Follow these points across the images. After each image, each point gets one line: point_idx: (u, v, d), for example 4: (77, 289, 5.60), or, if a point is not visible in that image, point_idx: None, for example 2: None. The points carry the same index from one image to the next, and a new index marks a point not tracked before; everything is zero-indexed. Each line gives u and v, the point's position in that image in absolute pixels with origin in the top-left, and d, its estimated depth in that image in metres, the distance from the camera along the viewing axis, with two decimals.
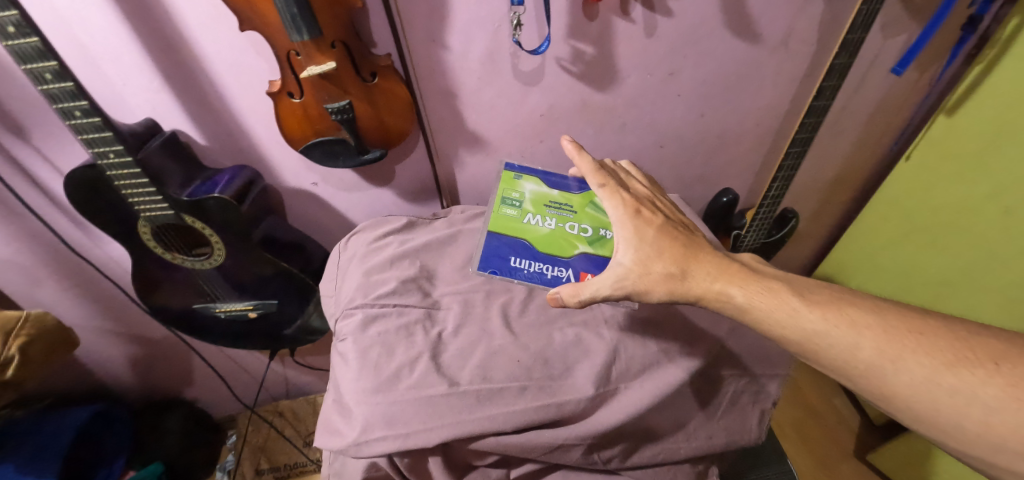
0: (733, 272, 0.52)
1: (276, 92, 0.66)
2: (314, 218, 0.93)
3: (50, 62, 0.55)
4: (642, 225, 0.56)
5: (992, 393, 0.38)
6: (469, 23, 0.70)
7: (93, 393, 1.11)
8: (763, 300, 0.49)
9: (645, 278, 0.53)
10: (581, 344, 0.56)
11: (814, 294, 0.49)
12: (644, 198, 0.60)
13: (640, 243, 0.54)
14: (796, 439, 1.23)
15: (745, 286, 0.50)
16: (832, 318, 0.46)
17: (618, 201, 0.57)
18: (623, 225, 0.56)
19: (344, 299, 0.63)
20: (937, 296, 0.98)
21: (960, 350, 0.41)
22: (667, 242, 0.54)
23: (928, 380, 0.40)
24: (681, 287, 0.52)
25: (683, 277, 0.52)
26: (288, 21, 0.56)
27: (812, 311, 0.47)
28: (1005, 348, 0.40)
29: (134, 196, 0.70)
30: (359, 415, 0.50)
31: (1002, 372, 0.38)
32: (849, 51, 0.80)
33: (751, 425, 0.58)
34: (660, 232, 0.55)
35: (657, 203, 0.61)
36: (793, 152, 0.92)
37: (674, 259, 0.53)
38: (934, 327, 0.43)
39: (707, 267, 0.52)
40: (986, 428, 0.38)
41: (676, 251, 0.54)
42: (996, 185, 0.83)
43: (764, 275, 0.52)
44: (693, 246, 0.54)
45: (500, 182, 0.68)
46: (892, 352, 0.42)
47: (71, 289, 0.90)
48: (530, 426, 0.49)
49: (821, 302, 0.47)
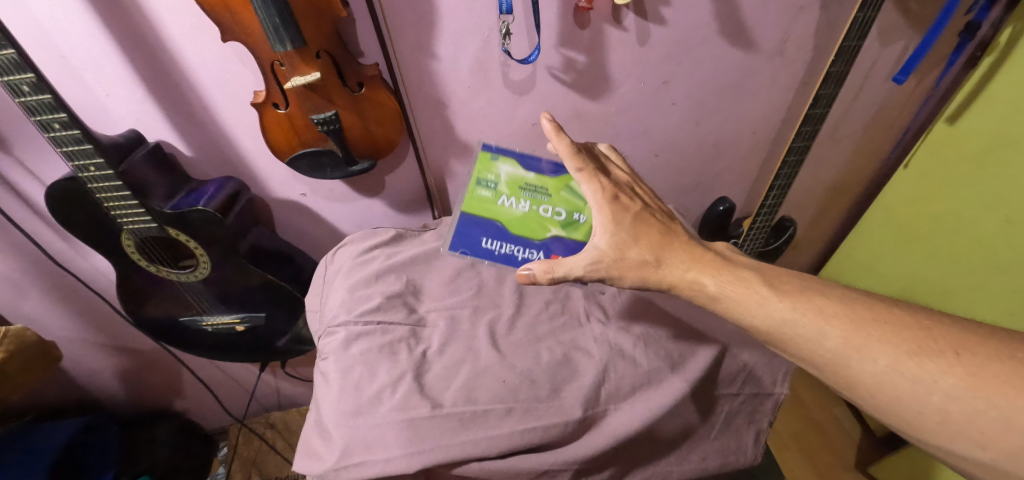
0: (706, 260, 0.51)
1: (261, 103, 0.64)
2: (302, 229, 0.91)
3: (26, 74, 0.54)
4: (619, 210, 0.53)
5: (951, 382, 0.36)
6: (458, 32, 0.69)
7: (81, 405, 1.09)
8: (735, 289, 0.47)
9: (619, 263, 0.52)
10: (569, 363, 0.54)
11: (784, 282, 0.47)
12: (623, 184, 0.58)
13: (616, 228, 0.52)
14: (797, 450, 1.21)
15: (718, 276, 0.49)
16: (800, 308, 0.44)
17: (595, 185, 0.55)
18: (601, 210, 0.53)
19: (328, 316, 0.61)
20: (937, 302, 0.95)
21: (922, 339, 0.39)
22: (644, 229, 0.53)
23: (889, 368, 0.39)
24: (655, 274, 0.51)
25: (657, 265, 0.51)
26: (269, 32, 0.55)
27: (781, 300, 0.45)
28: (967, 337, 0.38)
29: (116, 209, 0.68)
30: (339, 439, 0.48)
31: (962, 361, 0.37)
32: (845, 59, 0.78)
33: (747, 446, 0.55)
34: (637, 219, 0.53)
35: (636, 189, 0.59)
36: (790, 161, 0.90)
37: (649, 246, 0.52)
38: (899, 316, 0.41)
39: (680, 255, 0.51)
40: (943, 416, 0.37)
41: (652, 238, 0.52)
42: (996, 194, 0.81)
43: (737, 264, 0.50)
44: (668, 234, 0.53)
45: (475, 163, 0.63)
46: (857, 341, 0.41)
47: (57, 301, 0.88)
48: (515, 451, 0.47)
49: (792, 292, 0.46)
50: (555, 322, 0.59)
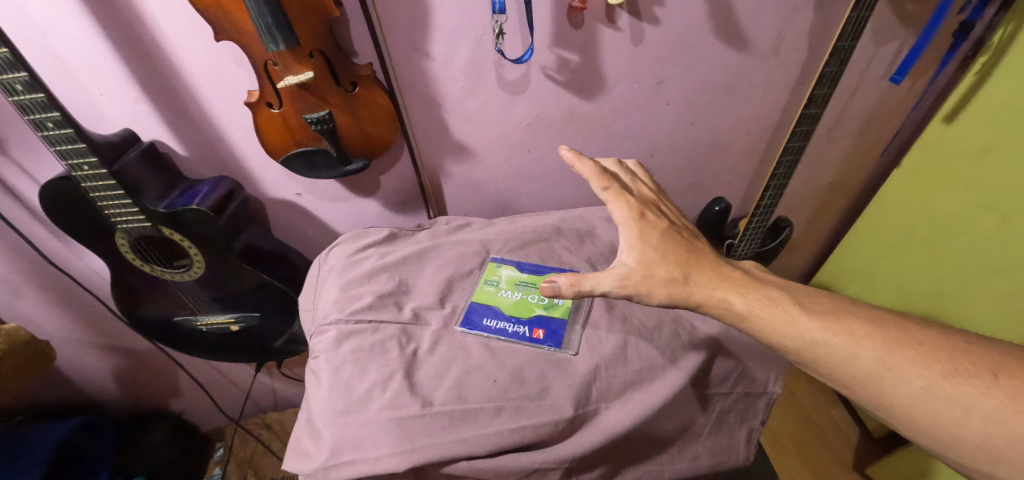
0: (733, 279, 0.50)
1: (255, 102, 0.64)
2: (298, 229, 0.91)
3: (20, 73, 0.54)
4: (647, 228, 0.52)
5: (991, 405, 0.37)
6: (451, 32, 0.69)
7: (76, 406, 1.09)
8: (764, 307, 0.47)
9: (647, 280, 0.49)
10: (561, 362, 0.54)
11: (813, 302, 0.47)
12: (649, 202, 0.57)
13: (643, 244, 0.51)
14: (795, 453, 1.20)
15: (745, 294, 0.48)
16: (831, 328, 0.44)
17: (622, 202, 0.53)
18: (627, 227, 0.52)
19: (319, 314, 0.61)
20: (932, 305, 0.95)
21: (958, 361, 0.40)
22: (670, 246, 0.51)
23: (925, 389, 0.40)
24: (683, 291, 0.49)
25: (685, 282, 0.49)
26: (262, 31, 0.55)
27: (811, 320, 0.45)
28: (1004, 359, 0.39)
29: (110, 208, 0.68)
30: (328, 438, 0.48)
31: (1001, 383, 0.38)
32: (839, 59, 0.78)
33: (740, 445, 0.55)
34: (665, 236, 0.52)
35: (662, 208, 0.57)
36: (785, 161, 0.90)
37: (677, 263, 0.50)
38: (932, 337, 0.43)
39: (708, 273, 0.50)
40: (984, 440, 0.37)
41: (679, 255, 0.51)
42: (993, 193, 0.81)
43: (765, 283, 0.50)
44: (696, 252, 0.52)
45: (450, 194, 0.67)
46: (891, 362, 0.42)
47: (52, 301, 0.88)
48: (503, 450, 0.47)
49: (822, 312, 0.46)
50: (547, 322, 0.59)
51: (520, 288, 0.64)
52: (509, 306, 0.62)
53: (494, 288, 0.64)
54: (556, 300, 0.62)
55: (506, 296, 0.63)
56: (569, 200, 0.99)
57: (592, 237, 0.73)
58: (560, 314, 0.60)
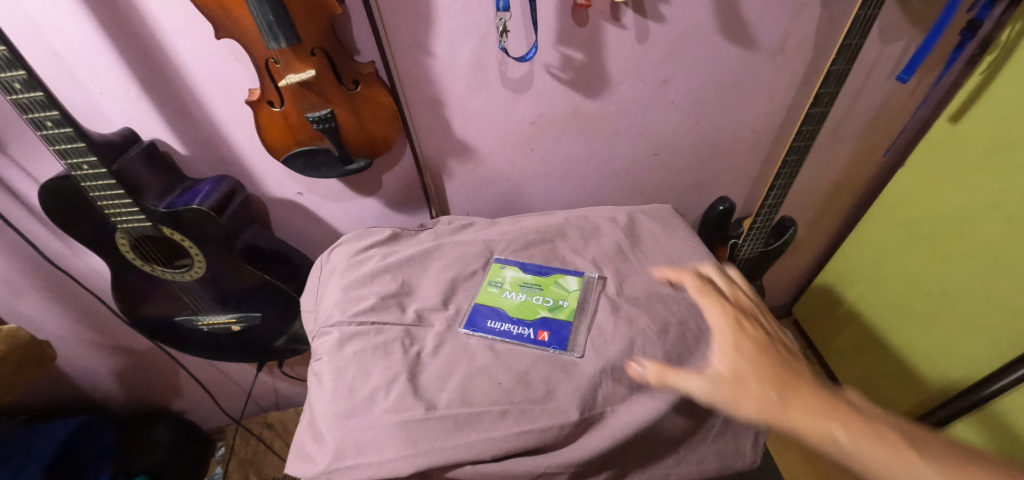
0: (831, 405, 0.44)
1: (256, 100, 0.64)
2: (299, 229, 0.90)
3: (18, 71, 0.53)
4: (742, 338, 0.50)
5: None
6: (454, 30, 0.68)
7: (77, 406, 1.08)
8: (804, 417, 0.43)
9: (738, 392, 0.45)
10: (565, 365, 0.53)
11: (875, 424, 0.42)
12: (748, 311, 0.54)
13: (736, 355, 0.48)
14: (798, 453, 1.20)
15: (812, 409, 0.43)
16: (854, 435, 0.41)
17: (717, 308, 0.52)
18: (721, 332, 0.50)
19: (322, 315, 0.61)
20: (938, 306, 0.95)
21: None
22: (767, 363, 0.47)
23: None
24: (779, 415, 0.43)
25: (784, 404, 0.43)
26: (264, 29, 0.54)
27: (843, 430, 0.41)
28: None
29: (111, 208, 0.68)
30: (331, 442, 0.48)
31: None
32: (846, 57, 0.77)
33: (745, 449, 0.54)
34: (761, 351, 0.49)
35: (763, 320, 0.54)
36: (790, 160, 0.89)
37: (774, 381, 0.45)
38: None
39: (806, 396, 0.44)
40: None
41: (776, 372, 0.46)
42: (999, 194, 0.80)
43: (854, 406, 0.44)
44: (794, 372, 0.47)
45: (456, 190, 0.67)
46: None
47: (52, 301, 0.88)
48: (509, 454, 0.47)
49: (856, 423, 0.42)
50: (552, 324, 0.58)
51: (524, 289, 0.64)
52: (513, 308, 0.61)
53: (498, 290, 0.63)
54: (561, 302, 0.61)
55: (511, 297, 0.62)
56: (573, 200, 0.98)
57: (596, 237, 0.72)
58: (565, 316, 0.59)
